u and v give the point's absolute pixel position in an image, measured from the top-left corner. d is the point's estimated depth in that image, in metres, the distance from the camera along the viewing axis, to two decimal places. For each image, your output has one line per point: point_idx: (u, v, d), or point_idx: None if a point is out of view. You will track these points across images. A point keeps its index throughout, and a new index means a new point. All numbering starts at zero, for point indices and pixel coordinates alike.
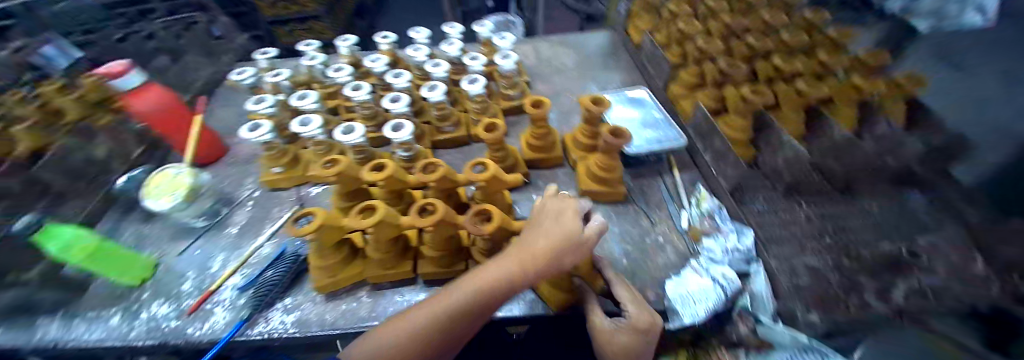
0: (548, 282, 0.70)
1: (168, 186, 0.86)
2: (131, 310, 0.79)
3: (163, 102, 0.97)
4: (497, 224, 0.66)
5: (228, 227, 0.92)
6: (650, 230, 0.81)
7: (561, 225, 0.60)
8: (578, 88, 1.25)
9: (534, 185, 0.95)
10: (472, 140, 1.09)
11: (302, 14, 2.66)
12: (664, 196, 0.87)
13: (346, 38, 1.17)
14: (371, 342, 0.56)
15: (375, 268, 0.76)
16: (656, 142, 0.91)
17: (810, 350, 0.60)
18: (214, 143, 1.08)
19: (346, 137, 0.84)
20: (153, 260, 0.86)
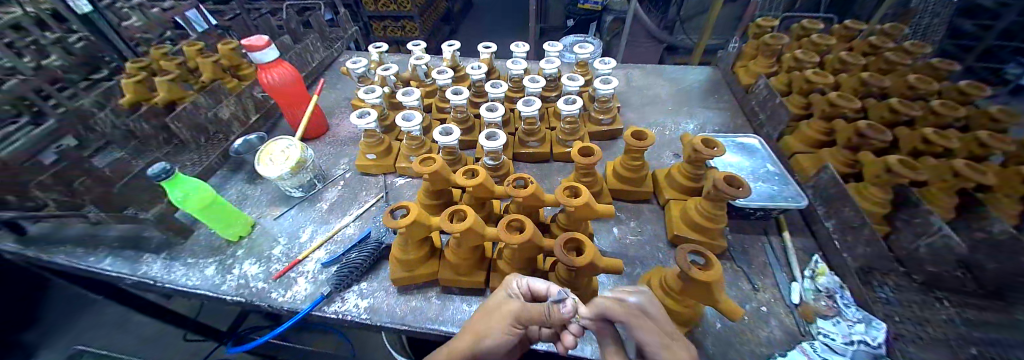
0: None
1: (278, 156, 0.92)
2: (226, 264, 0.86)
3: (292, 78, 1.06)
4: (591, 258, 0.59)
5: (320, 202, 0.98)
6: (750, 296, 0.72)
7: (500, 300, 0.55)
8: (672, 122, 1.18)
9: (617, 218, 0.88)
10: (554, 158, 1.06)
11: (399, 13, 2.85)
12: (770, 260, 0.78)
13: (452, 43, 1.23)
14: None
15: (449, 272, 0.74)
16: (766, 198, 0.82)
17: None
18: (320, 118, 1.17)
19: (446, 138, 0.86)
20: (252, 220, 0.93)
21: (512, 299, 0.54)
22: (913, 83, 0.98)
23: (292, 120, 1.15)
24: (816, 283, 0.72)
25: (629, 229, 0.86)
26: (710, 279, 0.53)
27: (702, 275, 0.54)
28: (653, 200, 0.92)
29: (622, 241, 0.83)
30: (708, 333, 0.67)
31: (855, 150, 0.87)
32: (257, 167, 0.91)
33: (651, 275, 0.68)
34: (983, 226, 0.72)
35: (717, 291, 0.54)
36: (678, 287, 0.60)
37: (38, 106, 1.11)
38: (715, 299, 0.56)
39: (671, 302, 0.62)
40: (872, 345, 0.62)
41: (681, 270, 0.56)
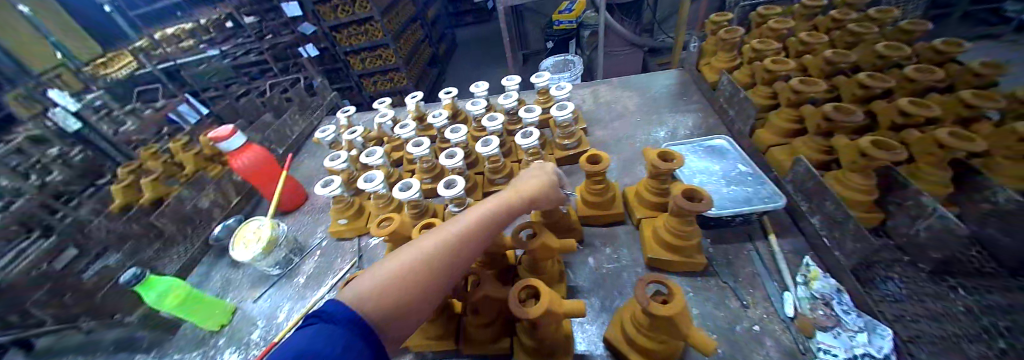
0: (633, 349, 0.59)
1: (251, 237, 0.94)
2: (208, 355, 0.85)
3: (261, 159, 1.11)
4: (545, 306, 0.54)
5: (298, 276, 0.99)
6: (741, 315, 0.66)
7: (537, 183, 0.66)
8: (643, 133, 1.15)
9: (591, 246, 0.84)
10: None
11: (384, 67, 2.94)
12: (758, 270, 0.71)
13: (413, 95, 1.26)
14: (388, 269, 0.46)
15: (417, 337, 0.70)
16: (742, 203, 0.77)
17: None
18: (297, 190, 1.20)
19: (404, 194, 0.86)
20: (232, 307, 0.94)
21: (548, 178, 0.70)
22: (883, 51, 0.93)
23: (270, 197, 1.18)
24: (811, 289, 0.65)
25: (605, 257, 0.81)
26: (670, 315, 0.48)
27: (662, 311, 0.49)
28: (627, 220, 0.88)
29: (598, 272, 0.78)
30: None
31: (828, 135, 0.82)
32: (233, 252, 0.93)
33: (624, 310, 0.63)
34: (988, 196, 0.64)
35: (682, 326, 0.49)
36: (649, 325, 0.55)
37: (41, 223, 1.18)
38: (685, 336, 0.50)
39: (644, 341, 0.56)
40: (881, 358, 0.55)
41: (642, 306, 0.51)
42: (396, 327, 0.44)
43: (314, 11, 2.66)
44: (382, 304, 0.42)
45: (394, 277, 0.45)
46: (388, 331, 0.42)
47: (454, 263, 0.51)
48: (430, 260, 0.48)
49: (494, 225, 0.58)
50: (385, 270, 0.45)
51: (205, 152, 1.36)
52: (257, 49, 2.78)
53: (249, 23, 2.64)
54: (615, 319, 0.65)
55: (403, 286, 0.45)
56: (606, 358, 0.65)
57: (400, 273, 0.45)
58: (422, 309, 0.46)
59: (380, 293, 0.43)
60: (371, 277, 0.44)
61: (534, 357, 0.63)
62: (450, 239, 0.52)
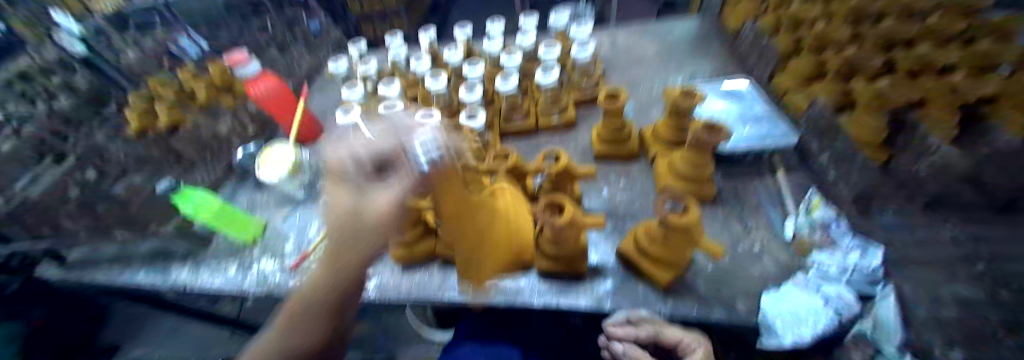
0: (646, 259, 0.66)
1: (277, 160, 0.98)
2: (245, 264, 0.91)
3: (277, 89, 1.09)
4: (572, 215, 0.60)
5: (323, 199, 1.04)
6: (743, 237, 0.73)
7: (358, 192, 0.56)
8: (660, 79, 1.16)
9: (605, 178, 0.88)
10: (540, 131, 1.04)
11: (388, 11, 2.82)
12: (762, 201, 0.78)
13: (428, 30, 1.24)
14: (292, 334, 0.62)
15: (445, 246, 0.76)
16: (756, 140, 0.85)
17: None
18: (313, 122, 1.21)
19: (427, 124, 0.89)
20: (262, 223, 0.99)
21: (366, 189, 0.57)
22: None
23: (287, 128, 1.20)
24: (811, 218, 0.68)
25: (618, 188, 0.85)
26: (691, 223, 0.52)
27: (678, 221, 0.53)
28: (643, 158, 0.90)
29: (611, 200, 0.83)
30: (700, 277, 0.67)
31: None
32: (261, 175, 0.97)
33: (638, 229, 0.68)
34: None
35: (697, 233, 0.54)
36: (664, 236, 0.59)
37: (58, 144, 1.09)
38: (698, 242, 0.56)
39: (657, 251, 0.62)
40: (866, 271, 0.61)
41: (660, 219, 0.56)
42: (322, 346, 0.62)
43: None
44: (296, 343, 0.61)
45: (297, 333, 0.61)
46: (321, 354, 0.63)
47: (336, 296, 0.60)
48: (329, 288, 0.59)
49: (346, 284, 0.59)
50: (294, 319, 0.62)
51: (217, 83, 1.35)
52: None
53: None
54: (629, 236, 0.71)
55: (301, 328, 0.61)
56: (618, 269, 0.71)
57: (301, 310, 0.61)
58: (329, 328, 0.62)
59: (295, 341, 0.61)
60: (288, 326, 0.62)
61: (554, 264, 0.69)
62: (316, 286, 0.59)
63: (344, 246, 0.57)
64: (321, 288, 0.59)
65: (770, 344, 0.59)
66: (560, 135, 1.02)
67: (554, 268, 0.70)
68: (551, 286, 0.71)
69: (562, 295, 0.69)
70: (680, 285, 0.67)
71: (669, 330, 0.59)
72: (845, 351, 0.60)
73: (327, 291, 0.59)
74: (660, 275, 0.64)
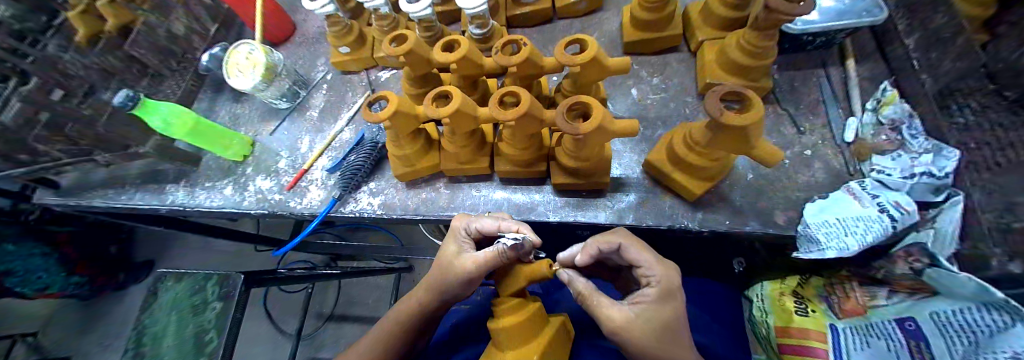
0: (676, 167, 0.58)
1: (247, 64, 0.84)
2: (240, 182, 0.87)
3: None
4: (598, 122, 0.49)
5: (309, 110, 0.93)
6: (794, 140, 0.63)
7: (452, 255, 0.54)
8: None
9: (634, 76, 0.74)
10: (556, 17, 0.86)
11: None
12: (824, 96, 0.66)
13: None
14: (363, 342, 0.61)
15: (451, 161, 0.69)
16: (839, 14, 0.62)
17: (994, 305, 0.41)
18: (281, 17, 1.01)
19: (414, 8, 0.72)
20: (250, 139, 0.91)
21: (465, 250, 0.54)
22: None
23: (251, 24, 1.01)
24: (879, 115, 0.57)
25: (650, 88, 0.72)
26: (751, 124, 0.42)
27: (735, 121, 0.43)
28: (682, 47, 0.75)
29: (641, 102, 0.71)
30: (736, 187, 0.61)
31: None
32: (230, 80, 0.85)
33: (675, 132, 0.58)
34: None
35: (754, 137, 0.45)
36: (709, 138, 0.49)
37: (12, 55, 0.80)
38: (752, 147, 0.47)
39: (694, 158, 0.54)
40: (937, 176, 0.51)
41: (710, 119, 0.45)
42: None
43: None
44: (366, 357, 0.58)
45: (368, 343, 0.60)
46: None
47: (415, 324, 0.59)
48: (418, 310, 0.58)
49: (423, 322, 0.60)
50: (368, 338, 0.61)
51: None
52: None
53: None
54: (660, 142, 0.62)
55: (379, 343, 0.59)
56: (642, 179, 0.65)
57: (377, 336, 0.60)
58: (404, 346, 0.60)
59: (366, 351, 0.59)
60: (362, 344, 0.60)
61: (570, 177, 0.62)
62: (404, 313, 0.59)
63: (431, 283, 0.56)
64: (406, 314, 0.59)
65: (808, 257, 0.52)
66: (580, 24, 0.84)
67: (571, 182, 0.62)
68: (567, 200, 0.66)
69: (579, 211, 0.64)
70: (712, 194, 0.61)
71: (631, 248, 0.46)
72: (888, 266, 0.52)
73: (409, 319, 0.59)
74: (688, 184, 0.57)
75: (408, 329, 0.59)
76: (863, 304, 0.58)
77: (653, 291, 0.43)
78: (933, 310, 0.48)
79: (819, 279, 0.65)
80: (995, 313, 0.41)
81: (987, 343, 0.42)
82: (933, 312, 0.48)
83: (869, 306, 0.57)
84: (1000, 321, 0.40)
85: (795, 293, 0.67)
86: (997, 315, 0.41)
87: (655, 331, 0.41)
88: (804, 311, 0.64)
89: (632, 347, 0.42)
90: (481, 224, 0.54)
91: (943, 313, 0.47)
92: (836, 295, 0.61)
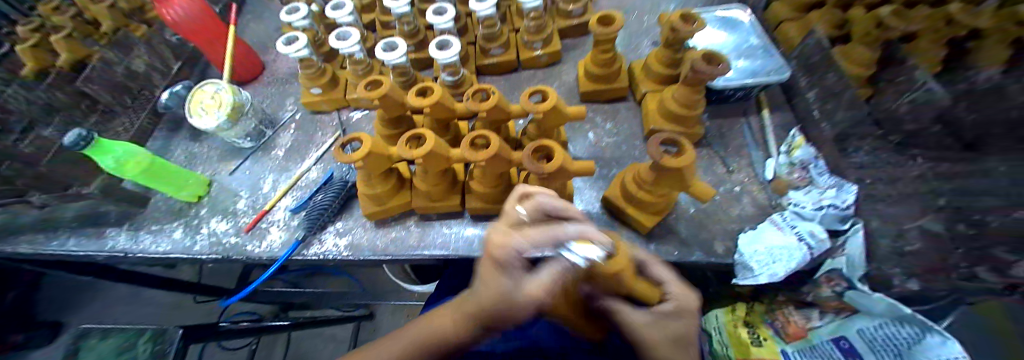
0: (627, 204, 0.65)
1: (213, 103, 0.83)
2: (192, 225, 0.83)
3: (188, 11, 0.89)
4: (559, 164, 0.54)
5: (275, 149, 0.92)
6: (726, 179, 0.73)
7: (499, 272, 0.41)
8: (652, 4, 1.02)
9: (590, 121, 0.83)
10: (522, 66, 0.94)
11: None
12: (747, 140, 0.78)
13: None
14: None
15: (421, 200, 0.71)
16: (748, 74, 0.74)
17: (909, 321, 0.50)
18: (246, 57, 1.02)
19: (390, 56, 0.77)
20: (206, 178, 0.88)
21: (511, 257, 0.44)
22: None
23: (217, 63, 1.01)
24: (792, 157, 0.68)
25: (605, 131, 0.81)
26: (682, 165, 0.50)
27: (673, 163, 0.50)
28: (629, 97, 0.85)
29: (598, 144, 0.79)
30: (680, 220, 0.69)
31: (845, 7, 0.77)
32: (192, 119, 0.83)
33: (625, 172, 0.66)
34: None
35: (688, 176, 0.52)
36: (653, 178, 0.57)
37: None
38: (687, 184, 0.54)
39: (643, 194, 0.60)
40: (841, 209, 0.60)
41: (653, 162, 0.52)
42: None
43: None
44: None
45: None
46: None
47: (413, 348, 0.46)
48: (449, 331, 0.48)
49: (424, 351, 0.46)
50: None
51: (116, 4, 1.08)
52: None
53: None
54: (614, 180, 0.69)
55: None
56: (601, 215, 0.71)
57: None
58: None
59: None
60: None
61: None
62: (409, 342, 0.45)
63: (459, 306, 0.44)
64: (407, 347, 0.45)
65: (745, 283, 0.59)
66: (542, 74, 0.93)
67: None
68: None
69: None
70: (662, 226, 0.68)
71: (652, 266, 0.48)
72: (814, 291, 0.61)
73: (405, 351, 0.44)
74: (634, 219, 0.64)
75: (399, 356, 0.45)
76: (802, 327, 0.64)
77: (671, 305, 0.42)
78: (858, 327, 0.56)
79: (761, 306, 0.72)
80: (910, 327, 0.50)
81: (907, 354, 0.50)
82: (858, 330, 0.56)
83: (806, 328, 0.64)
84: (914, 332, 0.50)
85: (747, 323, 0.73)
86: (910, 328, 0.50)
87: (671, 337, 0.39)
88: (758, 341, 0.69)
89: (650, 358, 0.38)
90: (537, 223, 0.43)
91: (866, 329, 0.55)
92: (779, 321, 0.68)
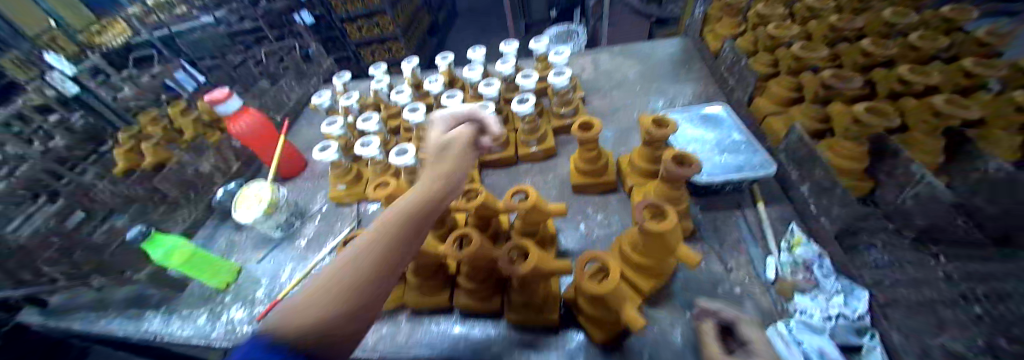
0: (628, 270, 0.67)
1: (253, 200, 0.97)
2: (215, 311, 0.90)
3: (252, 126, 1.10)
4: (534, 265, 0.56)
5: (299, 239, 1.03)
6: (725, 278, 0.69)
7: (440, 136, 0.57)
8: (642, 103, 1.11)
9: (582, 213, 0.85)
10: (520, 160, 1.02)
11: (380, 36, 2.76)
12: (745, 235, 0.75)
13: (409, 60, 1.26)
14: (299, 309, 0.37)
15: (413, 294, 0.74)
16: (735, 169, 0.75)
17: None
18: (293, 157, 1.21)
19: (400, 159, 0.88)
20: (237, 266, 0.98)
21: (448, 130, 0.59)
22: (888, 18, 0.88)
23: (268, 162, 1.20)
24: (793, 254, 0.67)
25: (596, 223, 0.82)
26: (668, 229, 0.54)
27: (656, 228, 0.55)
28: (621, 190, 0.88)
29: (589, 236, 0.80)
30: (676, 325, 0.64)
31: (825, 103, 0.80)
32: (234, 213, 0.96)
33: (620, 245, 0.69)
34: (979, 166, 0.60)
35: (673, 240, 0.56)
36: (644, 240, 0.61)
37: None
38: (673, 248, 0.58)
39: (638, 259, 0.63)
40: (852, 318, 0.61)
41: (639, 226, 0.58)
42: (345, 340, 0.38)
43: None
44: (314, 312, 0.37)
45: (312, 292, 0.38)
46: (339, 343, 0.37)
47: (398, 252, 0.44)
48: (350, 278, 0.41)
49: (397, 255, 0.44)
50: (325, 277, 0.40)
51: (203, 119, 1.37)
52: None
53: None
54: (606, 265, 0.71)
55: (346, 291, 0.39)
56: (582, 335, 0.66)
57: (343, 265, 0.41)
58: (364, 324, 0.40)
59: (321, 297, 0.38)
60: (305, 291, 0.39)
61: (522, 313, 0.66)
62: (378, 236, 0.44)
63: (425, 190, 0.49)
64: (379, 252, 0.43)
65: None
66: (539, 167, 1.00)
67: (521, 317, 0.65)
68: (523, 338, 0.67)
69: (533, 351, 0.65)
70: (653, 332, 0.63)
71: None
72: None
73: (384, 240, 0.44)
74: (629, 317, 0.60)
75: (386, 262, 0.43)
76: None
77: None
78: None
79: None
80: None
81: None
82: None
83: None
84: None
85: None
86: None
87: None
88: None
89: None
90: (455, 115, 0.61)
91: None
92: None
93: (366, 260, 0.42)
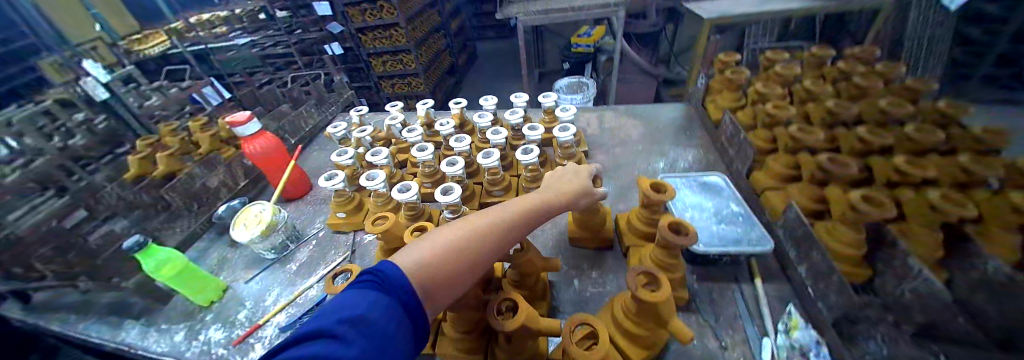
0: (618, 337, 0.65)
1: (254, 219, 0.98)
2: (194, 329, 0.88)
3: (267, 148, 1.15)
4: (522, 321, 0.55)
5: (291, 263, 1.02)
6: (717, 354, 0.67)
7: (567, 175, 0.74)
8: (644, 163, 1.14)
9: (576, 268, 0.85)
10: None
11: (402, 72, 2.92)
12: (740, 310, 0.73)
13: (425, 101, 1.33)
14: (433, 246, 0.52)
15: None
16: (731, 241, 0.76)
17: None
18: (300, 180, 1.25)
19: (402, 195, 0.90)
20: (224, 284, 0.97)
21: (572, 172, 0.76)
22: (885, 108, 0.92)
23: (275, 183, 1.23)
24: (791, 338, 0.63)
25: (589, 281, 0.82)
26: (661, 300, 0.54)
27: (648, 297, 0.55)
28: (617, 249, 0.88)
29: (581, 294, 0.79)
30: None
31: (821, 184, 0.82)
32: (232, 231, 0.97)
33: (611, 308, 0.68)
34: (976, 265, 0.59)
35: (666, 312, 0.56)
36: (637, 307, 0.60)
37: None
38: (666, 320, 0.57)
39: (630, 326, 0.62)
40: None
41: (631, 293, 0.57)
42: (444, 285, 0.50)
43: (344, 12, 2.64)
44: (437, 258, 0.51)
45: (441, 245, 0.52)
46: (441, 285, 0.50)
47: (500, 241, 0.58)
48: (455, 249, 0.53)
49: (499, 242, 0.58)
50: (450, 236, 0.54)
51: (222, 134, 1.44)
52: (286, 43, 2.86)
53: (281, 17, 2.79)
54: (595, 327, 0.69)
55: (460, 253, 0.53)
56: None
57: (469, 230, 0.56)
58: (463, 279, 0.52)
59: (448, 249, 0.52)
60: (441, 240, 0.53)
61: None
62: (495, 222, 0.59)
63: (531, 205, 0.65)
64: (489, 229, 0.57)
65: None
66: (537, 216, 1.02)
67: None
68: None
69: None
70: None
71: None
72: None
73: (496, 226, 0.58)
74: None
75: (490, 244, 0.56)
76: None
77: None
78: None
79: None
80: None
81: None
82: None
83: None
84: None
85: None
86: None
87: None
88: None
89: None
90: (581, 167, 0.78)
91: None
92: None
93: (486, 235, 0.56)
